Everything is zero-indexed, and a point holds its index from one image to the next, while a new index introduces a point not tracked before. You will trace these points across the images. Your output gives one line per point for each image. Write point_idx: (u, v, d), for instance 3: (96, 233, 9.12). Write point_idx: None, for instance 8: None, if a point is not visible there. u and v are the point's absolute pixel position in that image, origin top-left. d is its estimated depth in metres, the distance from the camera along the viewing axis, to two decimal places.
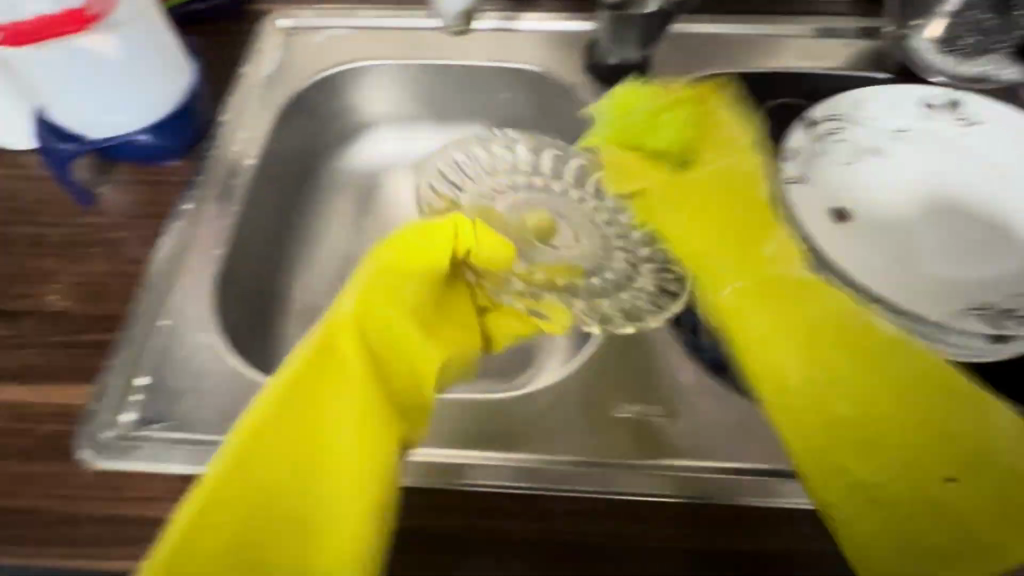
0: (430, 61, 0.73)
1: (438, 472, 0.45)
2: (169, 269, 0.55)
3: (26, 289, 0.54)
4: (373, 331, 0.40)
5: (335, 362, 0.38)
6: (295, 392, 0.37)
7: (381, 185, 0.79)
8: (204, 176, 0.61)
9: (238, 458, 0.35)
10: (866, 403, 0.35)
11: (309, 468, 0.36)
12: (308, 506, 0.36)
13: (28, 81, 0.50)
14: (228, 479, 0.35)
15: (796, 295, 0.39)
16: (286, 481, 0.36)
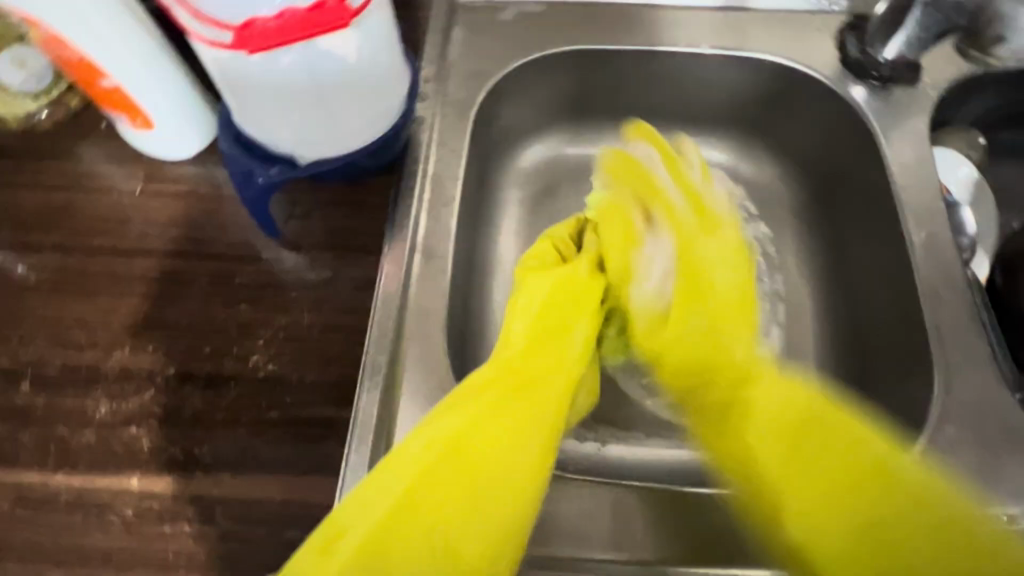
0: (652, 44, 0.59)
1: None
2: (395, 321, 0.45)
3: (225, 346, 0.44)
4: (548, 334, 0.41)
5: (511, 362, 0.40)
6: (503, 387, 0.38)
7: (559, 191, 0.65)
8: (410, 197, 0.49)
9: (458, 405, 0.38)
10: (800, 489, 0.33)
11: (507, 449, 0.36)
12: (477, 460, 0.35)
13: (236, 95, 0.39)
14: (438, 442, 0.35)
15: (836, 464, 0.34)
16: (482, 443, 0.36)
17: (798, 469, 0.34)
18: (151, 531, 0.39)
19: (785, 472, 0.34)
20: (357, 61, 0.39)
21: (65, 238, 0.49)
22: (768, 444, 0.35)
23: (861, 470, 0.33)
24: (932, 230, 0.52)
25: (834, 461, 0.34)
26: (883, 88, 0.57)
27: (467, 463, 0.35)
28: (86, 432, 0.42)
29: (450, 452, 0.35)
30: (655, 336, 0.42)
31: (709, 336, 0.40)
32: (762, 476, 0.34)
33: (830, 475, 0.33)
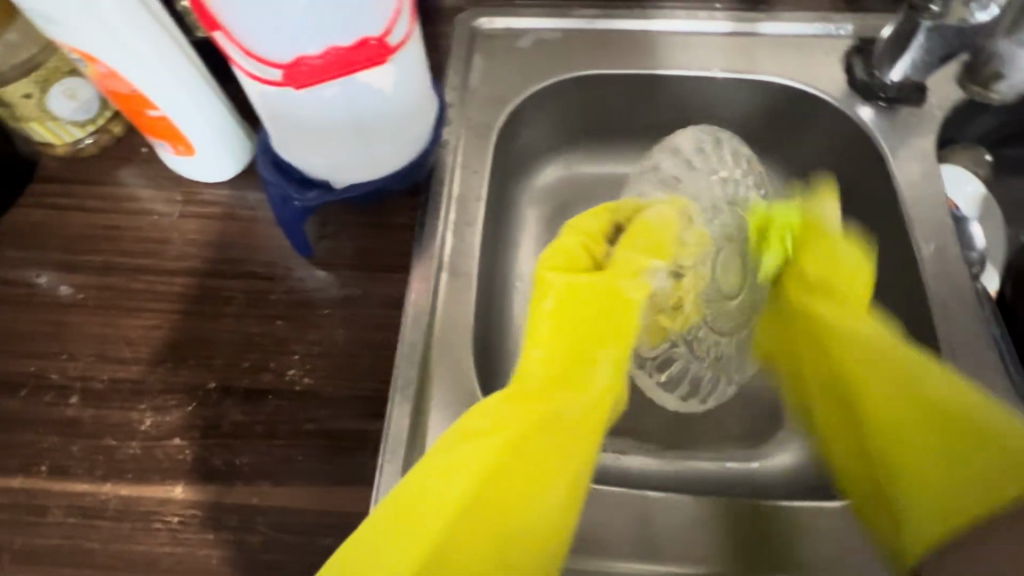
0: (665, 69, 0.61)
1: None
2: (424, 336, 0.47)
3: (262, 361, 0.46)
4: (581, 365, 0.42)
5: (526, 390, 0.41)
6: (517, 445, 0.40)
7: (576, 209, 0.67)
8: (436, 217, 0.52)
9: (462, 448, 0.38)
10: (899, 442, 0.41)
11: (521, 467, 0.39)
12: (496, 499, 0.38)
13: (277, 122, 0.42)
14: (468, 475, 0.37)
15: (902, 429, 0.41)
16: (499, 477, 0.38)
17: (910, 452, 0.40)
18: (195, 538, 0.41)
19: (898, 440, 0.41)
20: (395, 95, 0.41)
21: (110, 259, 0.51)
22: (882, 392, 0.42)
23: (960, 429, 0.38)
24: (942, 245, 0.53)
25: (925, 420, 0.40)
26: (889, 108, 0.59)
27: (483, 501, 0.37)
28: (131, 443, 0.44)
29: (471, 503, 0.37)
30: (801, 285, 0.49)
31: (842, 353, 0.45)
32: (909, 462, 0.40)
33: (926, 441, 0.39)
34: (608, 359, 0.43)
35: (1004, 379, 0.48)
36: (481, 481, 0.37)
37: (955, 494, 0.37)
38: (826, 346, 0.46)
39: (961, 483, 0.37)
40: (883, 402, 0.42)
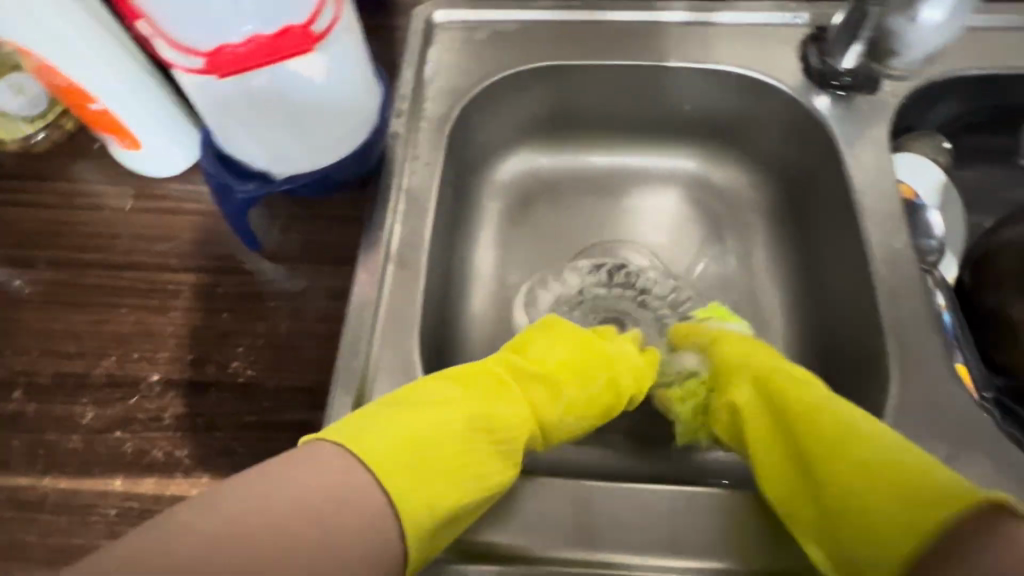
0: (622, 60, 0.61)
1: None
2: (367, 327, 0.46)
3: (206, 354, 0.46)
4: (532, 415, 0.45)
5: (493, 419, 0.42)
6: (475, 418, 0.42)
7: (539, 202, 0.67)
8: (385, 209, 0.52)
9: (416, 398, 0.41)
10: (840, 472, 0.38)
11: (474, 433, 0.41)
12: (437, 449, 0.39)
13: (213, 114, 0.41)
14: (403, 422, 0.39)
15: (826, 443, 0.39)
16: (447, 442, 0.39)
17: (846, 491, 0.37)
18: (133, 530, 0.41)
19: (830, 475, 0.38)
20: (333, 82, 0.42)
21: (60, 254, 0.51)
22: (829, 434, 0.40)
23: (883, 462, 0.37)
24: (893, 232, 0.53)
25: (857, 461, 0.38)
26: (844, 96, 0.59)
27: (423, 456, 0.38)
28: (74, 437, 0.44)
29: (413, 453, 0.37)
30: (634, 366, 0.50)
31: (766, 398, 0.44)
32: (832, 486, 0.38)
33: (849, 476, 0.38)
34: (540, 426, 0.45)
35: (951, 365, 0.48)
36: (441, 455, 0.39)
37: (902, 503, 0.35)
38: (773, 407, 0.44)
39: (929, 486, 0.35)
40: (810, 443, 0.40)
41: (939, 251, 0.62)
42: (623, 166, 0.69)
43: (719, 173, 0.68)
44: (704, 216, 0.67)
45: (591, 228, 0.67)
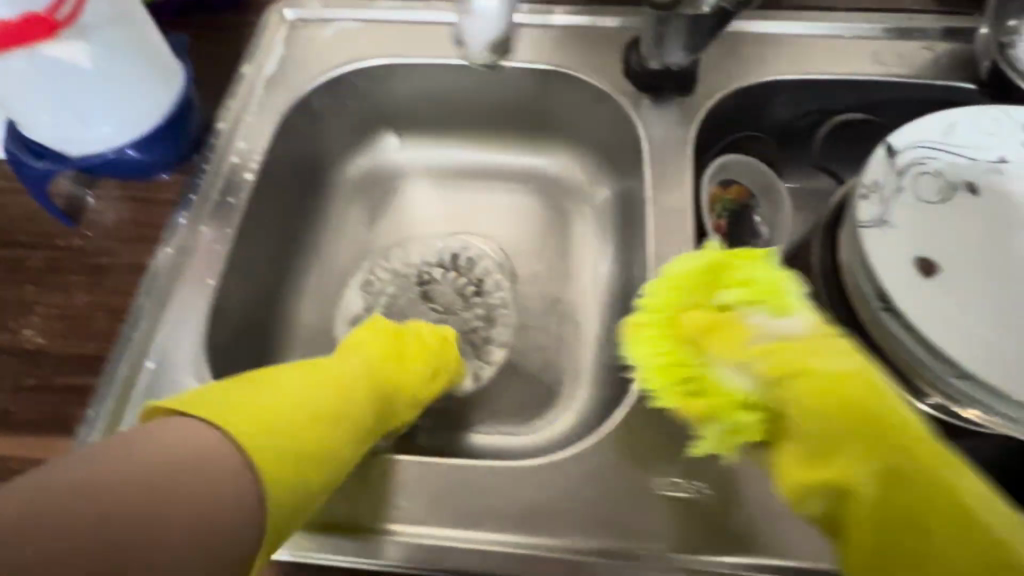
0: (460, 58, 0.64)
1: (432, 553, 0.41)
2: (153, 302, 0.50)
3: (3, 322, 0.49)
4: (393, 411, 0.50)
5: (320, 409, 0.42)
6: (342, 407, 0.43)
7: (393, 197, 0.72)
8: (197, 194, 0.55)
9: (275, 382, 0.42)
10: (892, 481, 0.31)
11: (343, 423, 0.42)
12: (314, 438, 0.40)
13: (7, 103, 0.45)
14: (268, 407, 0.39)
15: (771, 409, 0.33)
16: (312, 429, 0.40)
17: (829, 451, 0.31)
18: None
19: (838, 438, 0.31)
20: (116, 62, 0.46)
21: None
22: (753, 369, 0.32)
23: (865, 416, 0.31)
24: (682, 226, 0.55)
25: (803, 396, 0.31)
26: (659, 98, 0.62)
27: (304, 433, 0.39)
28: None
29: (292, 432, 0.39)
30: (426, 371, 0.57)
31: (685, 298, 0.37)
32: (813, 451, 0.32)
33: (846, 434, 0.31)
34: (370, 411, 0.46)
35: None
36: (284, 464, 0.37)
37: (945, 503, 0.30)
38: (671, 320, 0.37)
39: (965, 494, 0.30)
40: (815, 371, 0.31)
41: (761, 250, 0.65)
42: (476, 165, 0.73)
43: (564, 172, 0.71)
44: (547, 215, 0.71)
45: (438, 223, 0.71)
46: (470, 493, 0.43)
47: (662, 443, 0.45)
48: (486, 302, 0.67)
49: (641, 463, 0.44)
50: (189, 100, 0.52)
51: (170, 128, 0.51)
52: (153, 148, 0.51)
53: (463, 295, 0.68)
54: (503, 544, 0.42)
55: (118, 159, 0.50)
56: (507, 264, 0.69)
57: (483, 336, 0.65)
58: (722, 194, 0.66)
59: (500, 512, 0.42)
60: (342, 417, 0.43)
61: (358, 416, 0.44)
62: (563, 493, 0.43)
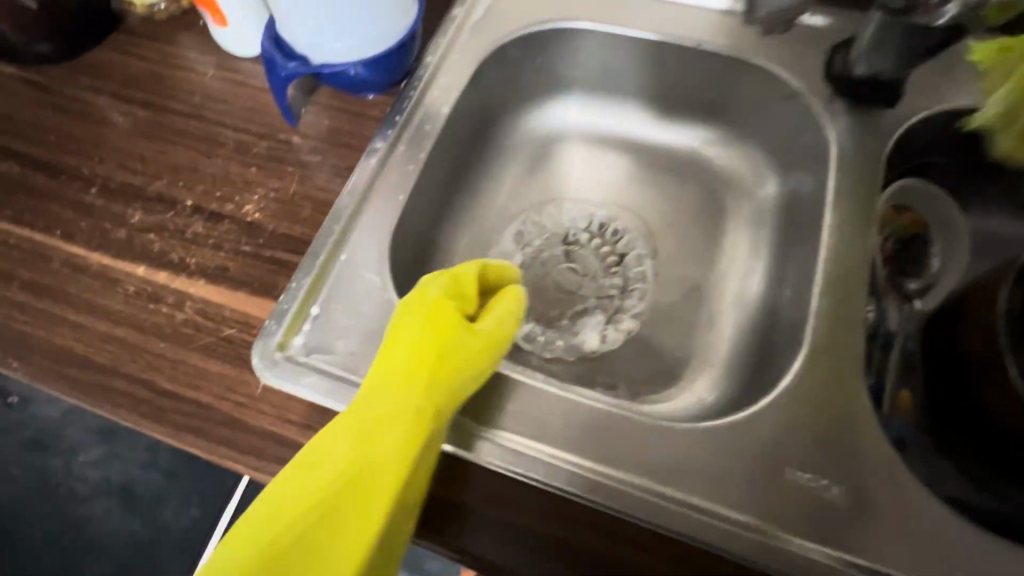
0: (664, 35, 0.65)
1: (565, 477, 0.44)
2: (354, 203, 0.56)
3: (230, 194, 0.57)
4: (404, 443, 0.40)
5: (284, 554, 0.36)
6: (327, 509, 0.38)
7: (555, 156, 0.75)
8: (402, 117, 0.60)
9: (261, 505, 0.38)
10: None
11: (349, 502, 0.38)
12: (305, 559, 0.36)
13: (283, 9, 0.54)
14: (264, 541, 0.36)
15: None
16: (298, 553, 0.36)
17: None
18: (140, 304, 0.52)
19: None
20: None
21: (151, 97, 0.64)
22: None
23: None
24: (857, 237, 0.54)
25: None
26: (852, 105, 0.60)
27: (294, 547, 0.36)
28: (121, 229, 0.56)
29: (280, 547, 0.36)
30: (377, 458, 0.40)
31: None
32: None
33: None
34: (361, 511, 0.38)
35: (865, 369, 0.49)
36: None
37: None
38: None
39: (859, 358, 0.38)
40: None
41: (924, 284, 0.63)
42: (642, 143, 0.74)
43: (728, 165, 0.71)
44: (703, 203, 0.71)
45: (590, 191, 0.74)
46: (605, 432, 0.46)
47: (800, 437, 0.46)
48: (626, 273, 0.69)
49: (776, 452, 0.45)
50: (412, 33, 0.59)
51: (395, 53, 0.58)
52: (379, 69, 0.58)
53: (605, 263, 0.70)
54: (629, 483, 0.44)
55: (349, 74, 0.57)
56: (653, 243, 0.70)
57: (620, 304, 0.67)
58: (894, 218, 0.64)
59: (629, 454, 0.45)
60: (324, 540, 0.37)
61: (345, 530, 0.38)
62: (699, 460, 0.45)
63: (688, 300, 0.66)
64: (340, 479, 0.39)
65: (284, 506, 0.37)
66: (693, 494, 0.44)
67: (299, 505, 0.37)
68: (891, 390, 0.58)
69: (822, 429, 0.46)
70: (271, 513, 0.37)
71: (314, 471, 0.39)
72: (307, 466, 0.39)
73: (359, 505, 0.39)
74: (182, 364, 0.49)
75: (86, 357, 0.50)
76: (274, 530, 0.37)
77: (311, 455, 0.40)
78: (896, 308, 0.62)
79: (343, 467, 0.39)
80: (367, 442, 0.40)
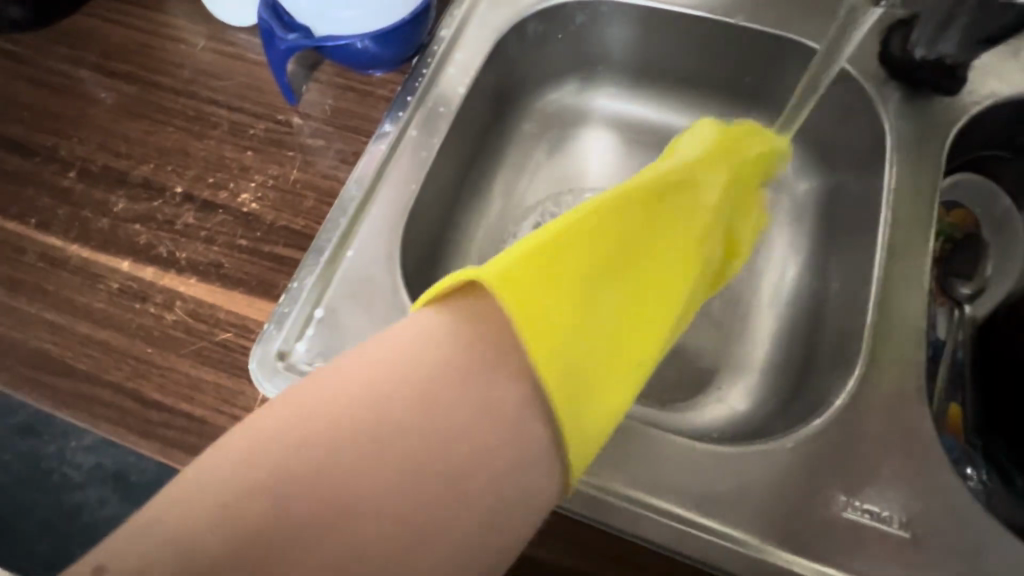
0: (702, 11, 0.59)
1: (601, 508, 0.40)
2: (362, 194, 0.50)
3: (224, 182, 0.52)
4: (629, 361, 0.38)
5: (562, 326, 0.34)
6: (623, 327, 0.39)
7: (577, 142, 0.69)
8: (414, 97, 0.55)
9: (530, 270, 0.35)
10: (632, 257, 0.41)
11: (630, 326, 0.39)
12: (560, 353, 0.34)
13: None
14: (546, 290, 0.35)
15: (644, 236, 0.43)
16: (561, 374, 0.33)
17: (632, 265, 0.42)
18: (126, 304, 0.47)
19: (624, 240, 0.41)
20: None
21: (135, 71, 0.58)
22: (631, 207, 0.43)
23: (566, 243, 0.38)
24: (916, 239, 0.49)
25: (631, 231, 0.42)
26: (909, 93, 0.54)
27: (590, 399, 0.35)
28: (103, 218, 0.51)
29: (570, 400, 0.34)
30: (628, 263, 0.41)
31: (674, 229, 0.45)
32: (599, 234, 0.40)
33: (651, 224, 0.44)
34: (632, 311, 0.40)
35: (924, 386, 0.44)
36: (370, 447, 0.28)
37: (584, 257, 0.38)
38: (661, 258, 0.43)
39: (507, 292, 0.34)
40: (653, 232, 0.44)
41: (976, 286, 0.58)
42: (670, 129, 0.69)
43: None
44: None
45: (612, 180, 0.68)
46: (646, 458, 0.42)
47: (854, 462, 0.42)
48: None
49: (829, 479, 0.41)
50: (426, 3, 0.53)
51: (407, 26, 0.52)
52: (388, 43, 0.52)
53: None
54: (668, 512, 0.40)
55: (356, 48, 0.51)
56: None
57: None
58: (943, 216, 0.59)
59: (669, 481, 0.41)
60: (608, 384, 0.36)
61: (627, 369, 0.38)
62: (744, 486, 0.41)
63: (722, 300, 0.61)
64: (622, 311, 0.39)
65: (534, 267, 0.35)
66: (738, 525, 0.40)
67: (556, 265, 0.36)
68: (941, 402, 0.53)
69: (878, 454, 0.42)
70: (552, 268, 0.36)
71: (570, 242, 0.38)
72: (565, 233, 0.39)
73: (614, 320, 0.38)
74: (172, 373, 0.45)
75: (65, 363, 0.45)
76: (559, 283, 0.36)
77: (567, 235, 0.39)
78: (944, 314, 0.57)
79: (608, 284, 0.39)
80: (625, 263, 0.41)
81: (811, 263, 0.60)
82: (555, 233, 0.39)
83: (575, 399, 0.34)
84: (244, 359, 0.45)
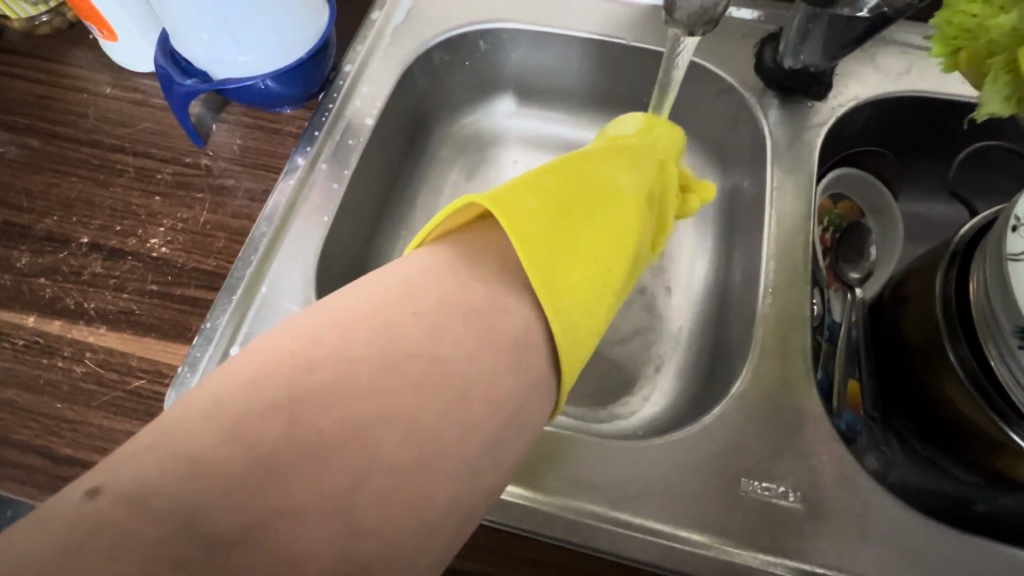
0: (595, 33, 0.63)
1: (519, 513, 0.42)
2: (274, 230, 0.51)
3: (132, 228, 0.52)
4: (608, 285, 0.41)
5: (542, 241, 0.38)
6: (600, 251, 0.42)
7: (494, 160, 0.71)
8: (322, 132, 0.56)
9: (514, 202, 0.39)
10: (596, 197, 0.45)
11: (604, 250, 0.42)
12: (551, 276, 0.37)
13: (175, 27, 0.50)
14: (525, 214, 0.39)
15: (606, 184, 0.47)
16: (552, 297, 0.36)
17: (606, 209, 0.45)
18: (32, 360, 0.46)
19: (584, 184, 0.45)
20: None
21: (35, 122, 0.57)
22: (596, 165, 0.48)
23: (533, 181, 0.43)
24: (795, 233, 0.53)
25: (596, 179, 0.46)
26: (784, 98, 0.59)
27: (579, 312, 0.38)
28: (5, 275, 0.50)
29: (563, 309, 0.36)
30: (599, 201, 0.45)
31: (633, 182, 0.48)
32: (565, 180, 0.45)
33: (612, 177, 0.47)
34: (604, 240, 0.43)
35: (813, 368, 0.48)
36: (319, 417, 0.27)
37: (554, 194, 0.43)
38: (626, 203, 0.46)
39: (479, 227, 0.38)
40: (621, 184, 0.47)
41: (864, 272, 0.63)
42: (579, 144, 0.71)
43: None
44: None
45: None
46: (558, 462, 0.43)
47: (754, 447, 0.44)
48: None
49: (731, 465, 0.44)
50: (325, 43, 0.54)
51: (308, 64, 0.54)
52: (290, 82, 0.54)
53: None
54: (585, 513, 0.42)
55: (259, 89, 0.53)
56: None
57: None
58: (831, 207, 0.63)
59: (584, 482, 0.43)
60: (588, 301, 0.39)
61: (606, 287, 0.41)
62: (654, 479, 0.43)
63: (640, 304, 0.63)
64: (597, 235, 0.43)
65: (512, 203, 0.39)
66: (650, 517, 0.42)
67: (532, 199, 0.41)
68: (842, 382, 0.56)
69: (774, 435, 0.45)
70: (527, 200, 0.40)
71: (545, 183, 0.43)
72: (536, 178, 0.43)
73: (590, 244, 0.42)
74: (83, 426, 0.44)
75: None
76: (535, 211, 0.40)
77: (538, 179, 0.43)
78: (839, 298, 0.61)
79: (579, 215, 0.43)
80: (593, 199, 0.45)
81: (717, 261, 0.63)
82: (529, 178, 0.43)
83: (561, 310, 0.36)
84: (159, 405, 0.45)
